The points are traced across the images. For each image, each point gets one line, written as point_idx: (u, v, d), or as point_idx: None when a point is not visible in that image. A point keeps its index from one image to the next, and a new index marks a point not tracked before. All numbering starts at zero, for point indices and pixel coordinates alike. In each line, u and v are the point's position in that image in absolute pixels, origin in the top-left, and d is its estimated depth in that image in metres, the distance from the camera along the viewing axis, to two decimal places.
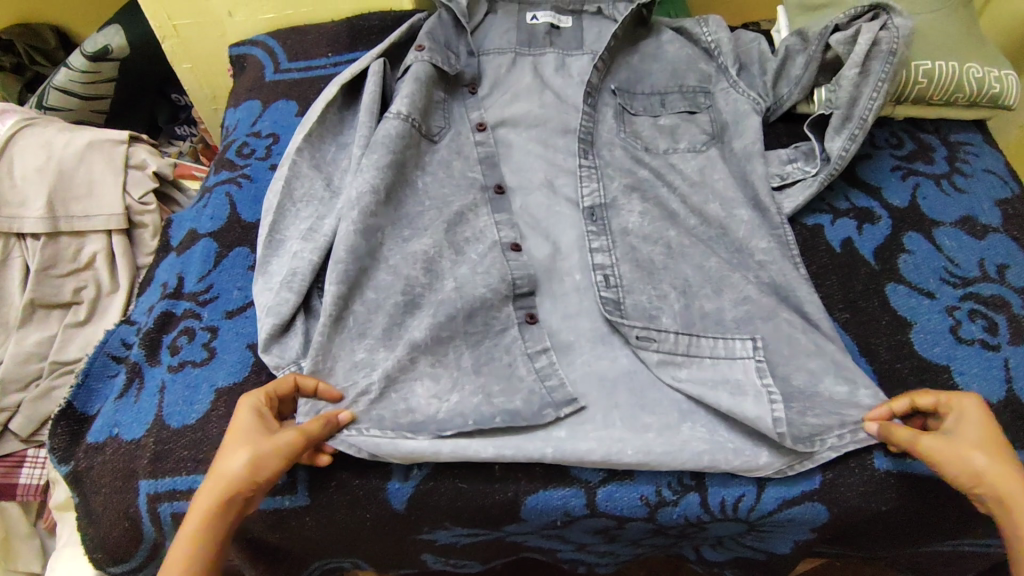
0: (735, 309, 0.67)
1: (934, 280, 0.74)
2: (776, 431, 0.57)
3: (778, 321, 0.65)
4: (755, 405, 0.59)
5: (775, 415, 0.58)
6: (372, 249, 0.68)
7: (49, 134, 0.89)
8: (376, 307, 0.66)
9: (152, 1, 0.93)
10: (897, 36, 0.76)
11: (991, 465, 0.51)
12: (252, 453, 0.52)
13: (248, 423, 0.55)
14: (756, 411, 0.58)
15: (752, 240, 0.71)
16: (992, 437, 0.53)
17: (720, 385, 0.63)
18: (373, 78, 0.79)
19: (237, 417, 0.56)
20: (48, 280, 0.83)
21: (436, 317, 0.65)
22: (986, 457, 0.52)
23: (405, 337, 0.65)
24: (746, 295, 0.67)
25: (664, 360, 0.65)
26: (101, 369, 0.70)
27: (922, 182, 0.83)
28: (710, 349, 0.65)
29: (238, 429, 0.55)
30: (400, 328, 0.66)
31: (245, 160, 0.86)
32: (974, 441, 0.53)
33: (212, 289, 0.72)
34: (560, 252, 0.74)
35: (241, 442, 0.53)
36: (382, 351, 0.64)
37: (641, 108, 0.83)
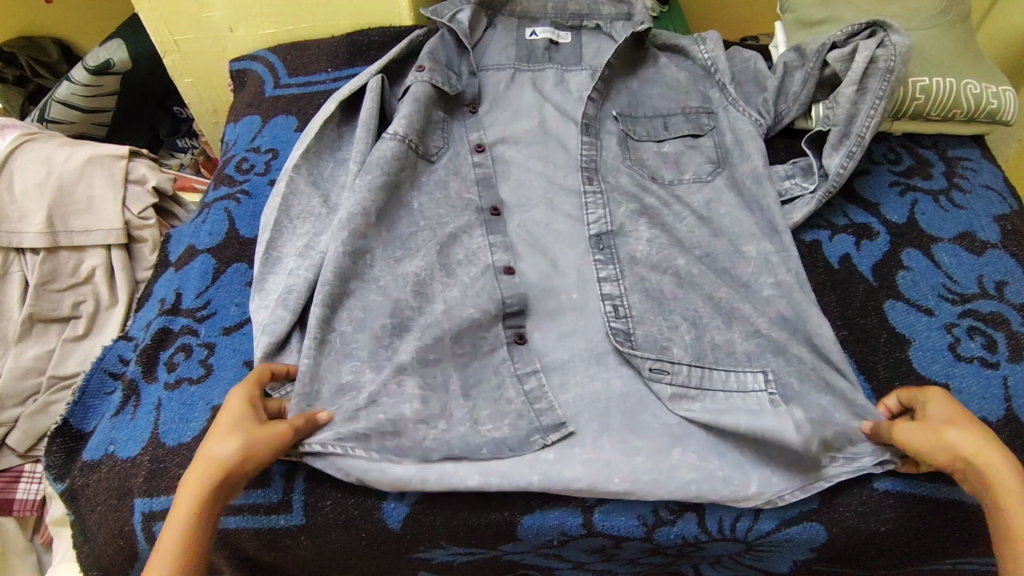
0: (747, 342, 0.66)
1: (932, 297, 0.74)
2: (800, 435, 0.57)
3: (784, 354, 0.65)
4: (772, 423, 0.58)
5: (797, 420, 0.58)
6: (359, 270, 0.68)
7: (49, 149, 0.89)
8: (365, 329, 0.66)
9: (154, 18, 0.95)
10: (895, 53, 0.76)
11: (965, 438, 0.53)
12: (241, 441, 0.54)
13: (235, 414, 0.56)
14: (775, 421, 0.58)
15: (746, 262, 0.71)
16: (963, 416, 0.55)
17: (720, 407, 0.63)
18: (371, 94, 0.80)
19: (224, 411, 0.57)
20: (47, 294, 0.84)
21: (422, 340, 0.65)
22: (960, 433, 0.53)
23: (397, 358, 0.64)
24: (757, 329, 0.66)
25: (678, 394, 0.64)
26: (98, 386, 0.69)
27: (919, 199, 0.83)
28: (722, 381, 0.64)
29: (223, 422, 0.56)
30: (390, 348, 0.65)
31: (244, 176, 0.86)
32: (946, 421, 0.55)
33: (209, 305, 0.72)
34: (556, 271, 0.74)
35: (226, 432, 0.55)
36: (368, 375, 0.63)
37: (644, 133, 0.84)
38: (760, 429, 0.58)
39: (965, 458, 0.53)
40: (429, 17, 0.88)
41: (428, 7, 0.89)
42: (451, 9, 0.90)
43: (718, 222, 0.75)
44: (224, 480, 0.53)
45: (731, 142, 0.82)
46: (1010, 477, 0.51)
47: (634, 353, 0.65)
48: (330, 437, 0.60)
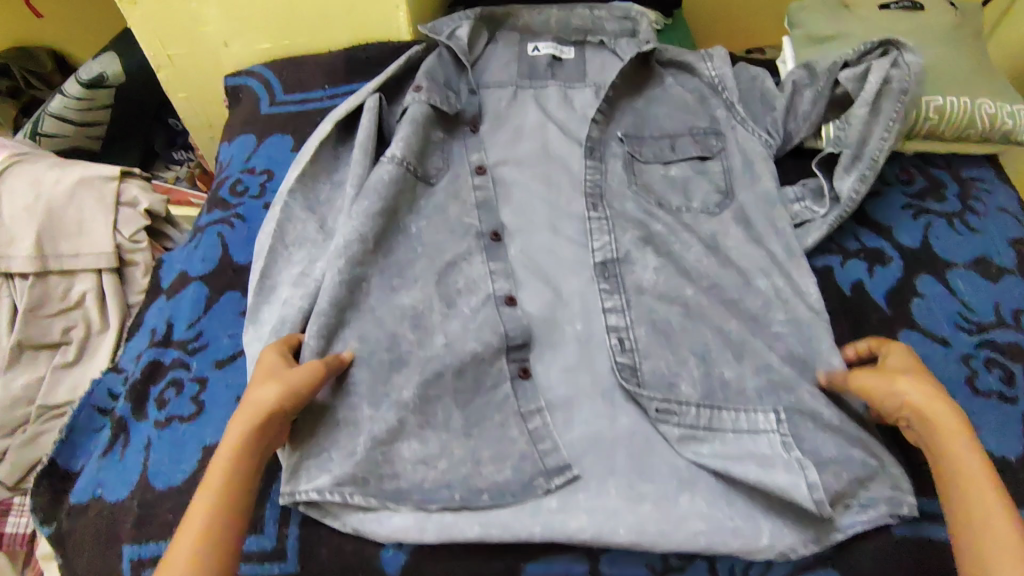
0: (758, 379, 0.65)
1: (948, 327, 0.72)
2: (813, 498, 0.55)
3: (793, 390, 0.63)
4: (784, 480, 0.57)
5: (809, 480, 0.56)
6: (356, 299, 0.67)
7: (38, 170, 0.86)
8: (360, 363, 0.63)
9: (146, 31, 0.93)
10: (909, 74, 0.74)
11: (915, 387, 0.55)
12: (280, 386, 0.55)
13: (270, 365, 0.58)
14: (788, 480, 0.57)
15: (746, 300, 0.71)
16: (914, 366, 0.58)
17: (733, 454, 0.61)
18: (368, 114, 0.78)
19: (258, 367, 0.59)
20: (37, 321, 0.82)
21: (423, 375, 0.63)
22: (911, 382, 0.55)
23: (394, 396, 0.62)
24: (768, 364, 0.65)
25: (685, 435, 0.62)
26: (87, 423, 0.68)
27: (933, 222, 0.81)
28: (732, 422, 0.63)
29: (259, 375, 0.57)
30: (387, 383, 0.63)
31: (239, 200, 0.84)
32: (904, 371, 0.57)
33: (201, 336, 0.69)
34: (560, 301, 0.72)
35: (263, 380, 0.56)
36: (366, 411, 0.61)
37: (651, 155, 0.83)
38: (774, 485, 0.57)
39: (913, 407, 0.55)
40: (428, 33, 0.87)
41: (427, 23, 0.88)
42: (450, 25, 0.89)
43: (726, 255, 0.74)
44: (264, 426, 0.54)
45: (739, 166, 0.81)
46: (959, 429, 0.53)
47: (641, 394, 0.63)
48: (327, 484, 0.58)
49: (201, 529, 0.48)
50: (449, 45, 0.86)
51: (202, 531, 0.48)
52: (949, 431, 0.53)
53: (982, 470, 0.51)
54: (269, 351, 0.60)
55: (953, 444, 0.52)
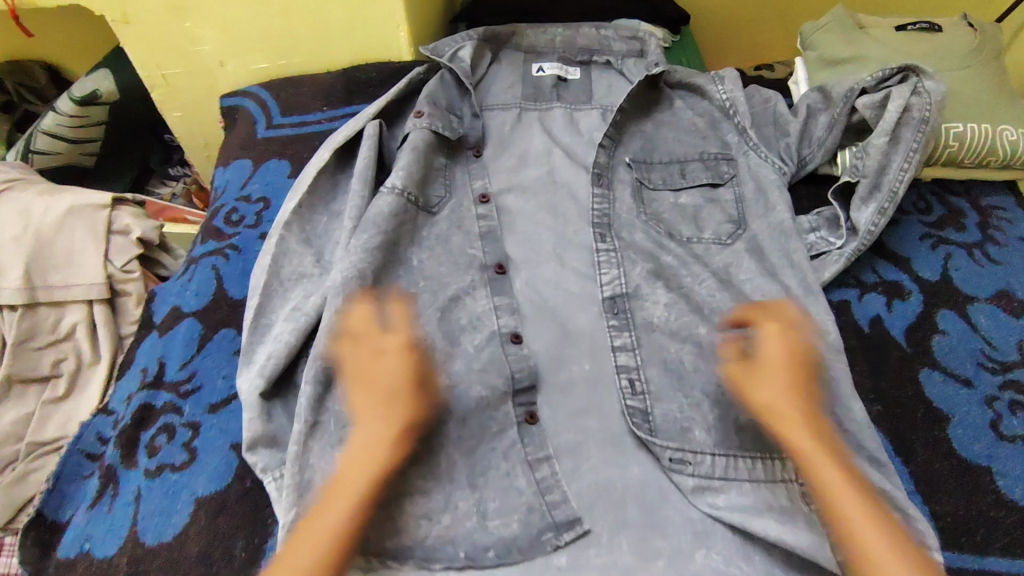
0: None
1: (971, 365, 0.69)
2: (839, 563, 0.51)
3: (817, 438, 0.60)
4: (806, 540, 0.54)
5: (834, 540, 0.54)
6: None
7: (26, 199, 0.84)
8: None
9: (140, 51, 0.91)
10: (930, 102, 0.71)
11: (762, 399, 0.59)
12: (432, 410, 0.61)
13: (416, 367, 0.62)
14: (810, 538, 0.54)
15: None
16: (771, 360, 0.61)
17: (753, 505, 0.58)
18: (368, 142, 0.75)
19: (401, 371, 0.61)
20: (26, 354, 0.79)
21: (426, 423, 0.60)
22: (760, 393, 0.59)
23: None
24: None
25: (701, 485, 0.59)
26: (74, 470, 0.66)
27: (953, 252, 0.78)
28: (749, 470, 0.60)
29: (408, 386, 0.60)
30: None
31: (234, 229, 0.81)
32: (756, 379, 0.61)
33: (194, 377, 0.67)
34: (568, 337, 0.69)
35: (416, 398, 0.60)
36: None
37: (660, 180, 0.80)
38: (799, 543, 0.53)
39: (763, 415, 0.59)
40: (429, 55, 0.85)
41: (429, 44, 0.86)
42: (452, 46, 0.86)
43: (739, 288, 0.72)
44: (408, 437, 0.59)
45: (752, 193, 0.78)
46: (810, 444, 0.56)
47: (654, 441, 0.61)
48: None
49: (341, 537, 0.53)
50: (451, 66, 0.84)
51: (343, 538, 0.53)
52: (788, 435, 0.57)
53: (839, 482, 0.54)
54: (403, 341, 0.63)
55: (812, 461, 0.55)
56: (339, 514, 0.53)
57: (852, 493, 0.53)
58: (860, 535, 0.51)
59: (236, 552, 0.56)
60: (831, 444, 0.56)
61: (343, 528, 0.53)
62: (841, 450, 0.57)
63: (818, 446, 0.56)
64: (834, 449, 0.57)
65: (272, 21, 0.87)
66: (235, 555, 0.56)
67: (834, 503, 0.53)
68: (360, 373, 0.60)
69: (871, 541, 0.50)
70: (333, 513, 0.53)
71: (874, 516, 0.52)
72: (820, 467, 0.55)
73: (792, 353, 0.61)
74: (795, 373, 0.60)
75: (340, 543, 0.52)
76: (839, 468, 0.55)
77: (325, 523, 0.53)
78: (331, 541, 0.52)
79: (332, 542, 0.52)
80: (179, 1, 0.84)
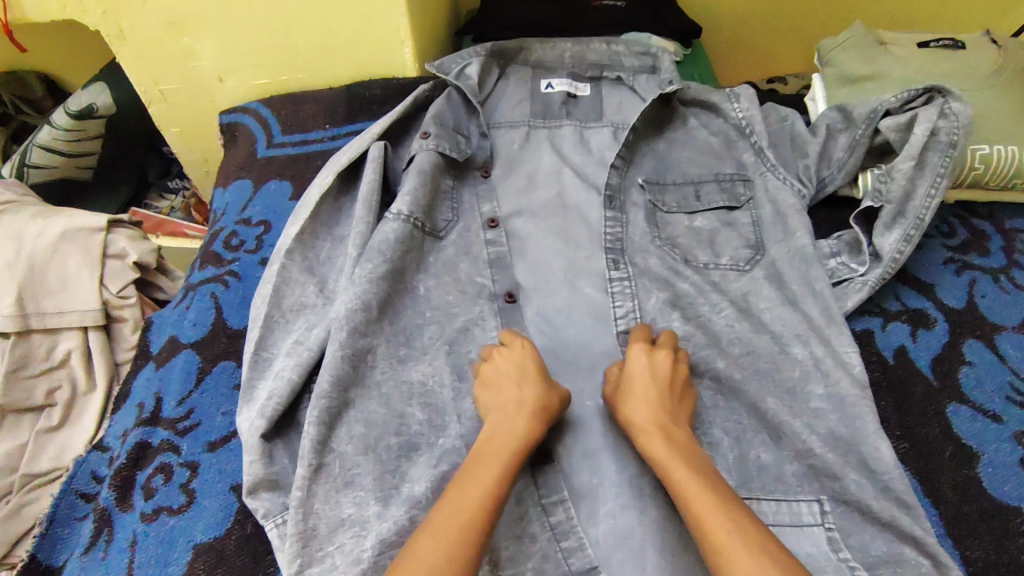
0: (797, 465, 0.60)
1: (999, 400, 0.67)
2: None
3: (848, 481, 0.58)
4: None
5: None
6: (359, 376, 0.61)
7: (20, 223, 0.81)
8: (367, 449, 0.58)
9: (136, 67, 0.89)
10: (957, 125, 0.69)
11: (628, 419, 0.57)
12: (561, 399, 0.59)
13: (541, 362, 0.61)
14: None
15: (785, 371, 0.65)
16: (640, 378, 0.59)
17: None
18: (373, 164, 0.73)
19: (521, 359, 0.60)
20: (19, 382, 0.76)
21: (438, 468, 0.58)
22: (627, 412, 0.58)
23: (405, 492, 0.57)
24: (808, 450, 0.60)
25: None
26: (67, 512, 0.63)
27: (978, 278, 0.75)
28: (772, 513, 0.58)
29: (532, 370, 0.59)
30: (399, 475, 0.58)
31: (233, 254, 0.78)
32: (625, 399, 0.59)
33: (192, 414, 0.64)
34: (581, 370, 0.67)
35: (541, 383, 0.58)
36: (375, 508, 0.55)
37: (674, 203, 0.78)
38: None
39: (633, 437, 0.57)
40: (435, 71, 0.83)
41: (433, 60, 0.84)
42: (458, 63, 0.85)
43: (759, 318, 0.69)
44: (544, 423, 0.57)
45: (769, 217, 0.75)
46: (662, 451, 0.54)
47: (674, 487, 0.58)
48: None
49: (492, 496, 0.50)
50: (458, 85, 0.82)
51: (495, 499, 0.50)
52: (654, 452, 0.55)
53: (691, 483, 0.51)
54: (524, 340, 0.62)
55: (668, 466, 0.53)
56: (485, 477, 0.51)
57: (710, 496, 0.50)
58: (711, 533, 0.48)
59: None
60: (685, 449, 0.54)
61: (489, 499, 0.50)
62: (706, 460, 0.54)
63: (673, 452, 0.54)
64: (696, 457, 0.54)
65: (273, 37, 0.85)
66: None
67: (690, 504, 0.50)
68: (488, 375, 0.60)
69: (718, 538, 0.47)
70: (479, 477, 0.51)
71: (730, 512, 0.49)
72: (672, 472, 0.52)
73: (654, 367, 0.59)
74: (658, 389, 0.58)
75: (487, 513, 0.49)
76: (692, 470, 0.52)
77: (473, 484, 0.51)
78: (484, 496, 0.50)
79: (484, 500, 0.50)
80: (179, 18, 0.82)
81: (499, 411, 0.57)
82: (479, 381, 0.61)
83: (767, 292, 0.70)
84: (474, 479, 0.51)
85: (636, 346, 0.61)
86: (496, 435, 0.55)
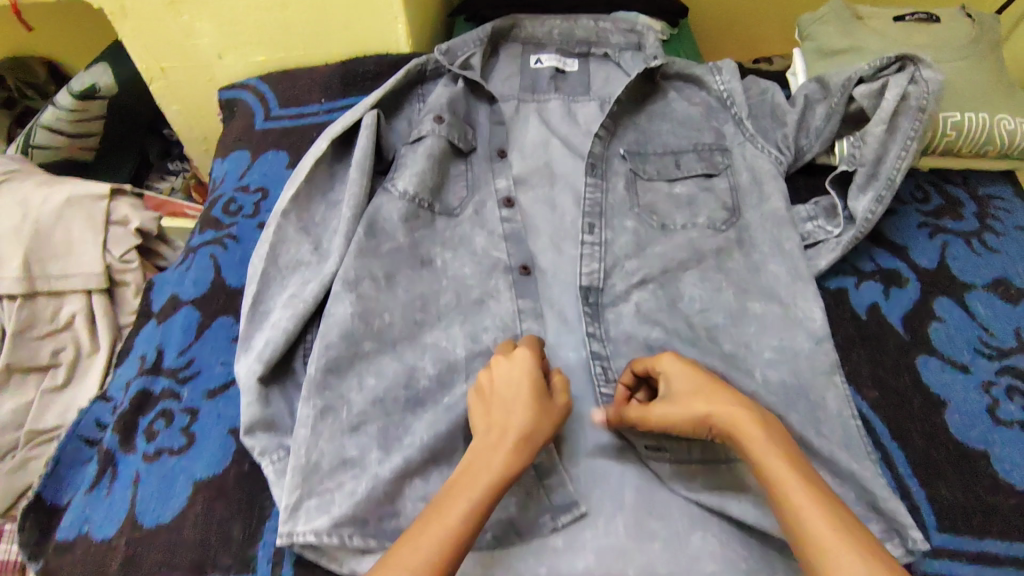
0: None
1: (968, 352, 0.69)
2: None
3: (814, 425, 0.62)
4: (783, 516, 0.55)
5: None
6: (373, 330, 0.65)
7: (26, 190, 0.84)
8: (377, 399, 0.62)
9: (136, 43, 0.91)
10: (927, 90, 0.72)
11: (707, 406, 0.53)
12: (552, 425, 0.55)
13: (541, 381, 0.56)
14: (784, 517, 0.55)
15: (757, 325, 0.68)
16: (696, 379, 0.55)
17: (732, 486, 0.58)
18: (366, 132, 0.75)
19: (523, 375, 0.56)
20: (25, 342, 0.79)
21: (437, 418, 0.61)
22: (703, 402, 0.53)
23: (406, 442, 0.60)
24: (775, 397, 0.63)
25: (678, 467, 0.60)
26: (73, 454, 0.66)
27: (951, 241, 0.78)
28: None
29: (528, 391, 0.55)
30: (400, 424, 0.61)
31: (232, 219, 0.81)
32: (689, 392, 0.55)
33: (192, 364, 0.67)
34: (565, 325, 0.71)
35: (533, 407, 0.54)
36: (375, 454, 0.59)
37: (654, 171, 0.80)
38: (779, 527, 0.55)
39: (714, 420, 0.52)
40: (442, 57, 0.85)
41: (442, 44, 0.85)
42: (465, 51, 0.87)
43: (737, 276, 0.72)
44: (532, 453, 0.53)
45: (746, 183, 0.78)
46: (755, 434, 0.50)
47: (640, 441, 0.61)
48: (326, 525, 0.54)
49: (460, 537, 0.48)
50: (462, 73, 0.84)
51: (462, 539, 0.48)
52: (745, 435, 0.51)
53: (787, 470, 0.48)
54: (529, 352, 0.58)
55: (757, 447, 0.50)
56: (455, 511, 0.49)
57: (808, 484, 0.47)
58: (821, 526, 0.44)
59: (234, 534, 0.57)
60: (778, 435, 0.51)
61: (451, 542, 0.47)
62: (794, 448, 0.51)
63: (765, 434, 0.50)
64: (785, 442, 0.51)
65: (270, 14, 0.88)
66: (232, 538, 0.57)
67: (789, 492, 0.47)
68: (486, 386, 0.57)
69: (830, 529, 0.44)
70: (447, 512, 0.49)
71: (830, 506, 0.46)
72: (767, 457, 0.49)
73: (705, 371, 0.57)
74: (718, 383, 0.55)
75: (448, 556, 0.47)
76: (788, 457, 0.49)
77: (439, 519, 0.48)
78: (449, 538, 0.47)
79: (447, 539, 0.47)
80: None
81: (486, 433, 0.54)
82: (477, 389, 0.58)
83: (745, 255, 0.73)
84: (443, 514, 0.49)
85: (668, 356, 0.58)
86: (475, 466, 0.51)
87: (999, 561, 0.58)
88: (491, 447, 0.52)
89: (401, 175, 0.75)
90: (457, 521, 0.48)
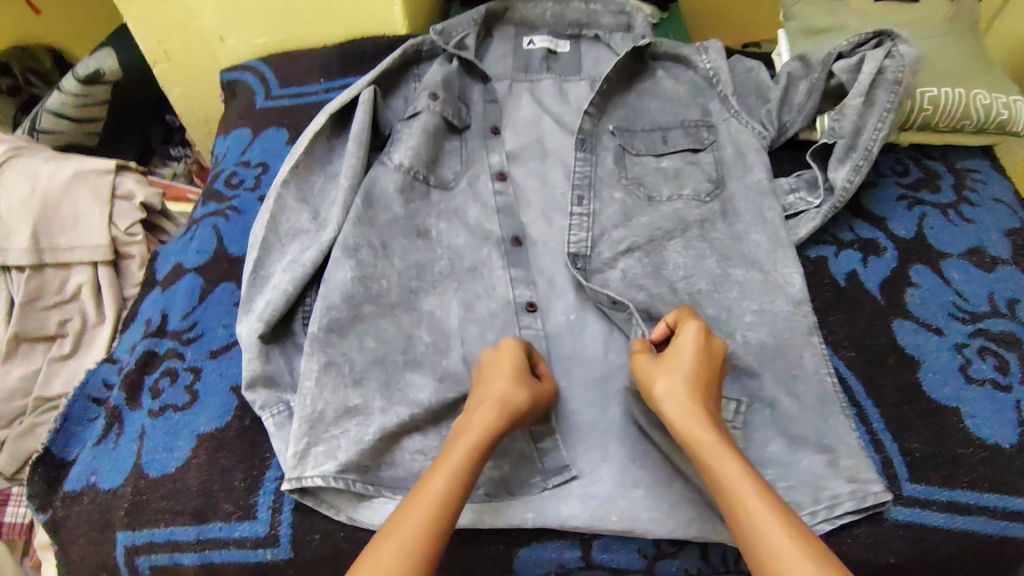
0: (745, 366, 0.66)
1: (942, 316, 0.72)
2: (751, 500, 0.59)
3: (791, 383, 0.65)
4: None
5: None
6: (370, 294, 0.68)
7: (35, 164, 0.86)
8: (373, 357, 0.65)
9: (142, 27, 0.94)
10: (903, 64, 0.75)
11: (664, 393, 0.55)
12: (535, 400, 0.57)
13: (524, 363, 0.59)
14: None
15: (740, 290, 0.71)
16: (677, 356, 0.56)
17: None
18: (363, 107, 0.78)
19: (504, 356, 0.59)
20: (31, 313, 0.81)
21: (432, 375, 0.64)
22: (664, 384, 0.55)
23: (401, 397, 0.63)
24: (753, 356, 0.66)
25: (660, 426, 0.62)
26: (80, 413, 0.68)
27: (928, 213, 0.81)
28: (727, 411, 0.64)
29: (508, 367, 0.57)
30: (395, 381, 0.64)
31: (233, 192, 0.84)
32: (662, 370, 0.56)
33: (196, 327, 0.70)
34: (554, 291, 0.74)
35: (515, 383, 0.56)
36: (378, 404, 0.62)
37: (643, 146, 0.82)
38: None
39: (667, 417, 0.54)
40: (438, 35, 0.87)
41: (437, 25, 0.88)
42: (459, 32, 0.89)
43: (720, 244, 0.74)
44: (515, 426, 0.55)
45: (731, 157, 0.80)
46: (710, 443, 0.51)
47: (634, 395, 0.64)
48: (332, 470, 0.57)
49: (445, 500, 0.49)
50: (457, 52, 0.86)
51: (450, 504, 0.49)
52: (697, 437, 0.52)
53: (740, 479, 0.49)
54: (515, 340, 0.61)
55: (716, 465, 0.50)
56: (440, 480, 0.50)
57: (761, 493, 0.48)
58: (768, 536, 0.46)
59: (235, 483, 0.61)
60: (733, 445, 0.52)
61: (440, 506, 0.48)
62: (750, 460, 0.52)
63: (721, 440, 0.51)
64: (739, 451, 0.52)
65: None
66: (234, 487, 0.60)
67: (737, 502, 0.48)
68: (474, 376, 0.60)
69: (777, 540, 0.45)
70: (435, 480, 0.50)
71: (782, 513, 0.47)
72: (721, 465, 0.50)
73: (699, 349, 0.56)
74: (698, 369, 0.55)
75: (437, 519, 0.48)
76: (744, 466, 0.50)
77: (428, 488, 0.49)
78: (437, 503, 0.48)
79: (436, 505, 0.48)
80: None
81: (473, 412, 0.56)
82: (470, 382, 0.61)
83: (729, 225, 0.76)
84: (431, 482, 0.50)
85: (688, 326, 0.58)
86: (461, 439, 0.53)
87: (965, 510, 0.61)
88: (476, 420, 0.54)
89: (396, 149, 0.77)
90: (444, 487, 0.49)
